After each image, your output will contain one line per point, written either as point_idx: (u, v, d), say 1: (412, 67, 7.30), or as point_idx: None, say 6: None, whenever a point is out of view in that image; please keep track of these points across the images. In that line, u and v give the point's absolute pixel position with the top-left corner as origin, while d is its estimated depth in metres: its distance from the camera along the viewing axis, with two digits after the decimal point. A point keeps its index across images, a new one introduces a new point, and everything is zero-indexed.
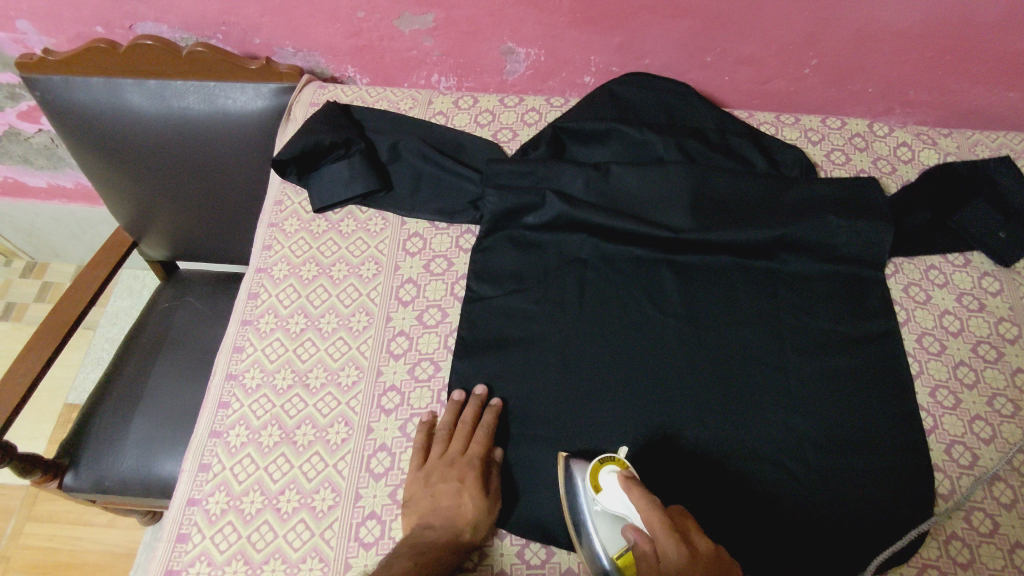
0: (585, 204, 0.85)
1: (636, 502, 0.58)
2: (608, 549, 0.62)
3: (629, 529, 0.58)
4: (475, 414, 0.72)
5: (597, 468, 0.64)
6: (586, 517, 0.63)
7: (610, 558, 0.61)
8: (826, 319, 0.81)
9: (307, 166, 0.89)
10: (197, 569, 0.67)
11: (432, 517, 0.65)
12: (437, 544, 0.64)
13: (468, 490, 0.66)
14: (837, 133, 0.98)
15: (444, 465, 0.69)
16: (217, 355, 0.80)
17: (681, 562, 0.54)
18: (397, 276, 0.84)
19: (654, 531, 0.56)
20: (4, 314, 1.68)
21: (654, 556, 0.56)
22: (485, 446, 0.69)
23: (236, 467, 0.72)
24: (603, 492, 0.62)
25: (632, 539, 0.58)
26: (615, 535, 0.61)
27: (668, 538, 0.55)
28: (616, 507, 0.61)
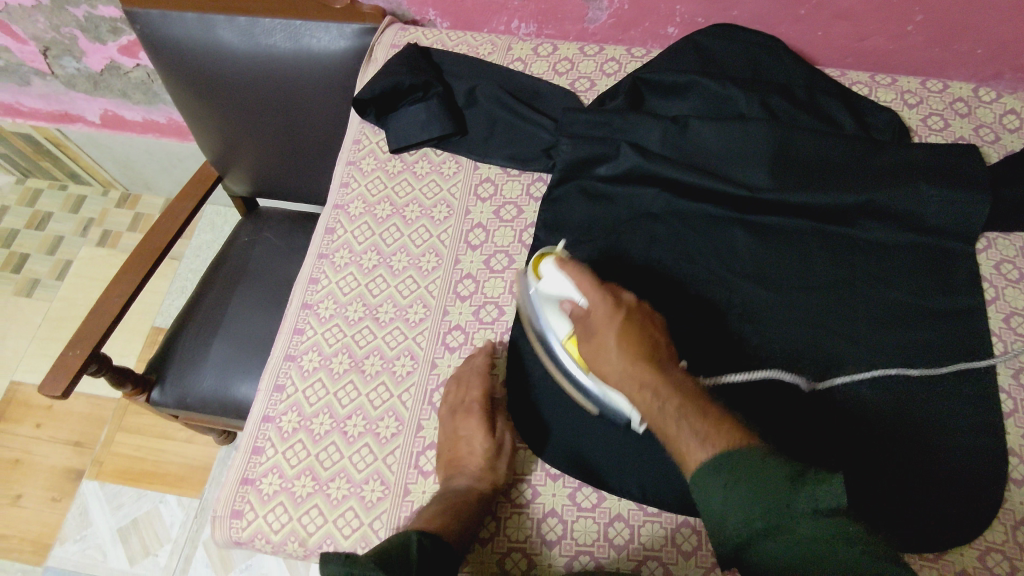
0: (661, 158, 0.84)
1: (569, 275, 0.66)
2: (558, 335, 0.69)
3: (567, 304, 0.67)
4: (470, 363, 0.75)
5: (538, 261, 0.71)
6: (540, 305, 0.70)
7: (562, 348, 0.69)
8: (907, 291, 0.77)
9: (384, 108, 0.90)
10: (269, 480, 0.72)
11: (455, 466, 0.69)
12: (463, 491, 0.66)
13: (478, 436, 0.69)
14: (937, 97, 0.92)
15: (452, 414, 0.71)
16: (295, 285, 0.84)
17: (610, 323, 0.63)
18: (467, 221, 0.86)
19: (585, 289, 0.65)
20: (101, 240, 1.81)
21: (586, 314, 0.65)
22: (487, 390, 0.72)
23: (308, 390, 0.77)
24: (543, 278, 0.69)
25: (571, 310, 0.67)
26: (559, 316, 0.69)
27: (593, 289, 0.65)
28: (556, 289, 0.67)
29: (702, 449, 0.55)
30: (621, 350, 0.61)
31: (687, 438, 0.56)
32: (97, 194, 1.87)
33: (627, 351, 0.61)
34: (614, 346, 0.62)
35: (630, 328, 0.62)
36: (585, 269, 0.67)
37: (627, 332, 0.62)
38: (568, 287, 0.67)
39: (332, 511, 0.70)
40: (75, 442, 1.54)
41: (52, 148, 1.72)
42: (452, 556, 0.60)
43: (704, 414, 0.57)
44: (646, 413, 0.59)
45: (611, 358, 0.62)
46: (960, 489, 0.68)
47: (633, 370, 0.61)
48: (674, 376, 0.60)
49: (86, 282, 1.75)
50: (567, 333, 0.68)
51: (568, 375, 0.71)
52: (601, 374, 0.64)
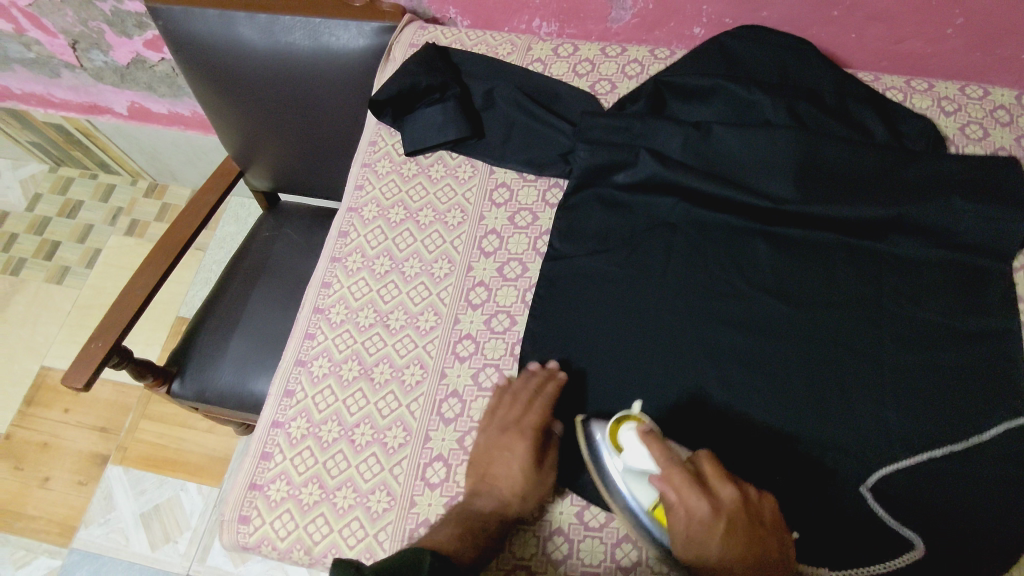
0: (681, 166, 0.81)
1: (657, 458, 0.60)
2: (641, 503, 0.63)
3: (655, 481, 0.60)
4: (540, 383, 0.71)
5: (616, 428, 0.65)
6: (611, 476, 0.64)
7: (646, 514, 0.63)
8: (936, 311, 0.74)
9: (400, 109, 0.89)
10: (277, 486, 0.73)
11: (482, 485, 0.67)
12: (482, 511, 0.65)
13: (517, 462, 0.67)
14: (977, 104, 0.87)
15: (497, 433, 0.70)
16: (307, 289, 0.84)
17: (712, 518, 0.58)
18: (481, 227, 0.84)
19: (674, 482, 0.59)
20: (129, 230, 1.84)
21: (679, 484, 0.59)
22: (542, 417, 0.69)
23: (318, 396, 0.77)
24: (622, 451, 0.63)
25: (659, 492, 0.60)
26: (643, 484, 0.63)
27: (672, 463, 0.60)
28: (638, 463, 0.62)
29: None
30: (724, 545, 0.58)
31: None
32: (126, 184, 1.90)
33: (736, 542, 0.58)
34: (709, 509, 0.58)
35: (738, 530, 0.58)
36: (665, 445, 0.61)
37: (731, 540, 0.58)
38: (654, 466, 0.61)
39: (338, 520, 0.70)
40: (100, 428, 1.58)
41: (82, 138, 1.75)
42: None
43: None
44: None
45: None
46: (982, 522, 0.66)
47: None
48: (774, 557, 0.58)
49: (114, 270, 1.78)
50: (653, 501, 0.62)
51: (645, 536, 0.64)
52: (700, 560, 0.59)
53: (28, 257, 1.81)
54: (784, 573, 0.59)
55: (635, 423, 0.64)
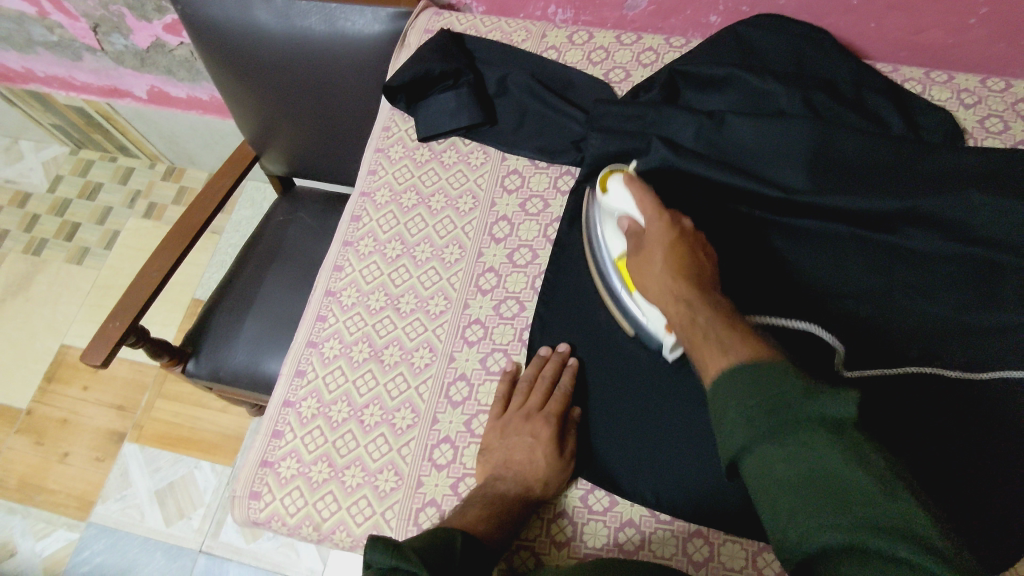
0: (693, 155, 0.81)
1: (634, 193, 0.70)
2: (613, 254, 0.72)
3: (625, 220, 0.71)
4: (554, 370, 0.72)
5: (606, 178, 0.75)
6: (599, 215, 0.74)
7: (613, 267, 0.72)
8: (946, 306, 0.74)
9: (413, 95, 0.89)
10: (287, 463, 0.74)
11: (505, 468, 0.67)
12: (506, 494, 0.65)
13: (542, 448, 0.67)
14: (998, 97, 0.86)
15: (520, 418, 0.70)
16: (320, 272, 0.85)
17: (661, 225, 0.66)
18: (492, 213, 0.85)
19: (645, 211, 0.69)
20: (147, 212, 1.86)
21: (641, 229, 0.69)
22: (563, 405, 0.70)
23: (328, 377, 0.78)
24: (608, 193, 0.73)
25: (627, 227, 0.70)
26: (615, 231, 0.72)
27: (651, 210, 0.68)
28: (618, 204, 0.72)
29: (720, 355, 0.53)
30: (668, 271, 0.63)
31: (713, 353, 0.54)
32: (145, 167, 1.93)
33: (671, 263, 0.63)
34: (663, 268, 0.63)
35: (679, 257, 0.64)
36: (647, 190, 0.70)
37: (676, 250, 0.64)
38: (629, 203, 0.70)
39: (346, 498, 0.71)
40: (118, 406, 1.61)
41: (102, 120, 1.77)
42: (486, 563, 0.60)
43: (735, 328, 0.55)
44: (680, 331, 0.60)
45: (654, 264, 0.65)
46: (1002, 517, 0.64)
47: (671, 282, 0.62)
48: (715, 303, 0.59)
49: (132, 252, 1.81)
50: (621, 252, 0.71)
51: (613, 295, 0.73)
52: (643, 286, 0.66)
53: (49, 238, 1.85)
54: (715, 303, 0.60)
55: (623, 175, 0.72)
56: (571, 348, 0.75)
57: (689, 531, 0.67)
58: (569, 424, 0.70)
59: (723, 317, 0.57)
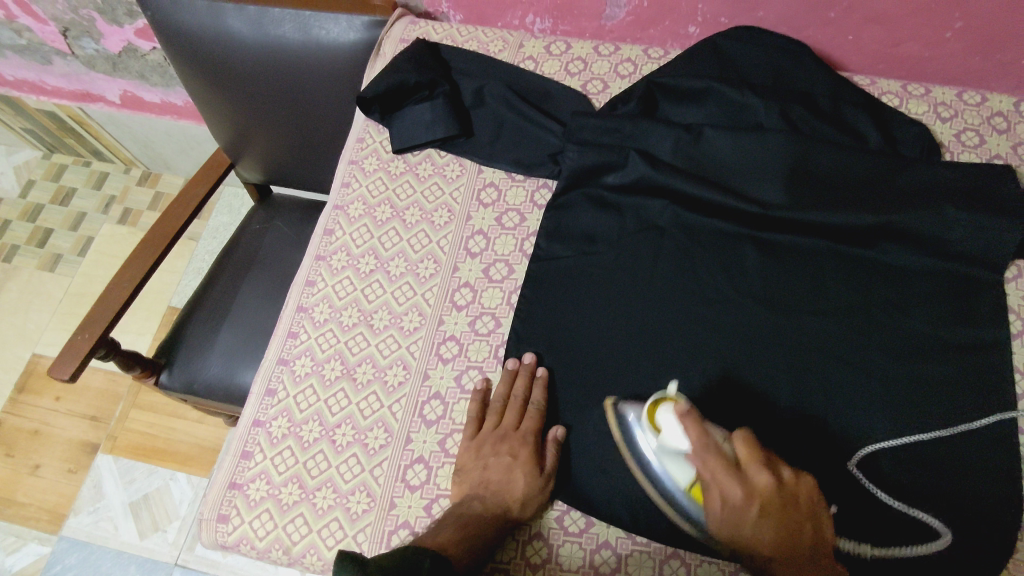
0: (670, 169, 0.81)
1: (692, 440, 0.57)
2: (658, 452, 0.61)
3: (687, 461, 0.59)
4: (527, 387, 0.72)
5: (654, 410, 0.62)
6: (647, 446, 0.62)
7: (675, 488, 0.61)
8: (924, 321, 0.73)
9: (388, 106, 0.88)
10: (257, 485, 0.72)
11: (481, 489, 0.66)
12: (482, 515, 0.64)
13: (520, 467, 0.66)
14: (974, 110, 0.86)
15: (496, 438, 0.69)
16: (291, 287, 0.83)
17: (744, 502, 0.56)
18: (468, 227, 0.83)
19: (716, 476, 0.57)
20: (122, 218, 1.83)
21: (705, 472, 0.58)
22: (539, 423, 0.70)
23: (299, 396, 0.76)
24: (662, 434, 0.60)
25: (695, 478, 0.59)
26: (677, 464, 0.60)
27: (709, 449, 0.57)
28: (675, 444, 0.59)
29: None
30: (756, 511, 0.56)
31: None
32: (119, 172, 1.89)
33: (761, 517, 0.56)
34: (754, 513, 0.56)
35: (767, 509, 0.56)
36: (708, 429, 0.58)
37: (766, 521, 0.56)
38: (685, 447, 0.59)
39: (317, 521, 0.69)
40: (91, 417, 1.57)
41: (75, 125, 1.74)
42: None
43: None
44: (761, 561, 0.57)
45: (741, 525, 0.57)
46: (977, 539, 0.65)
47: (755, 527, 0.56)
48: (806, 535, 0.57)
49: (106, 259, 1.77)
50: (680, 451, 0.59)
51: (656, 481, 0.62)
52: (710, 502, 0.58)
53: (21, 244, 1.80)
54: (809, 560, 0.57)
55: (673, 405, 0.60)
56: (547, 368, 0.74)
57: (665, 553, 0.66)
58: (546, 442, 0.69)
59: (804, 558, 0.56)
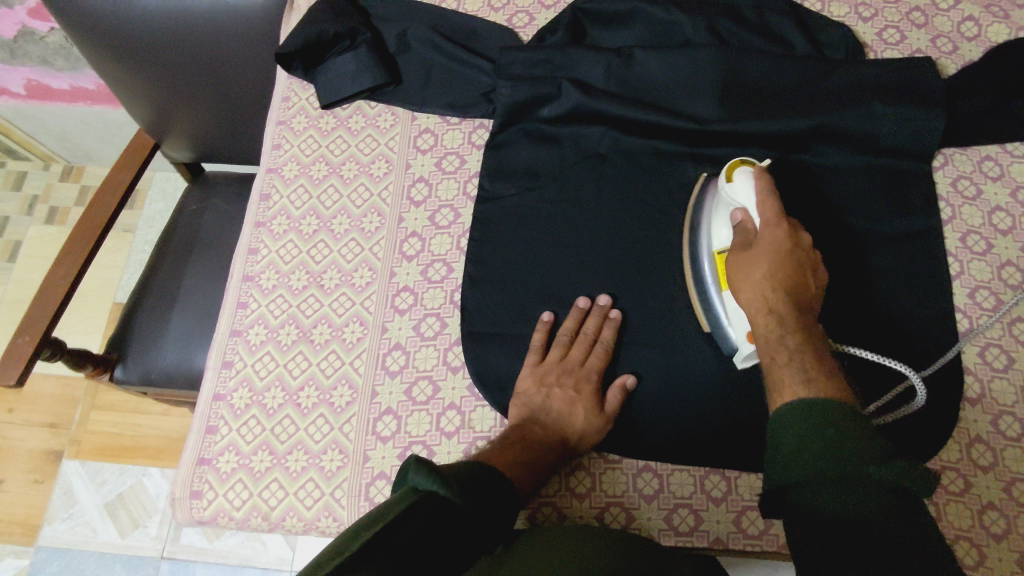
0: (603, 94, 0.81)
1: (758, 188, 0.65)
2: (711, 245, 0.70)
3: (739, 212, 0.66)
4: (597, 326, 0.71)
5: (735, 165, 0.69)
6: (716, 205, 0.70)
7: (710, 258, 0.70)
8: (861, 215, 0.76)
9: (310, 60, 0.84)
10: (226, 458, 0.71)
11: (544, 416, 0.67)
12: (541, 440, 0.66)
13: (583, 401, 0.68)
14: (893, 8, 0.87)
15: (559, 370, 0.70)
16: (233, 257, 0.80)
17: (779, 236, 0.63)
18: (408, 175, 0.82)
19: (766, 207, 0.64)
20: (49, 218, 1.74)
21: (754, 231, 0.65)
22: (605, 361, 0.70)
23: (257, 364, 0.74)
24: (733, 182, 0.68)
25: (739, 221, 0.66)
26: (723, 225, 0.69)
27: (771, 208, 0.64)
28: (739, 196, 0.67)
29: (799, 392, 0.54)
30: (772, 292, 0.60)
31: (795, 378, 0.55)
32: (38, 169, 1.78)
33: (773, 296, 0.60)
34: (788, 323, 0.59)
35: (785, 255, 0.62)
36: (776, 188, 0.65)
37: (783, 257, 0.62)
38: (752, 199, 0.66)
39: (292, 484, 0.69)
40: (49, 424, 1.52)
41: None
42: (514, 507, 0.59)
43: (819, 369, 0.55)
44: (762, 344, 0.59)
45: (753, 277, 0.62)
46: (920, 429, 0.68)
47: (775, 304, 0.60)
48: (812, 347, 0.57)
49: (40, 261, 1.69)
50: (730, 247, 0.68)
51: (701, 289, 0.70)
52: (735, 286, 0.64)
53: None
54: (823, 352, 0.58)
55: (744, 199, 0.67)
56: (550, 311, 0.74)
57: (636, 468, 0.69)
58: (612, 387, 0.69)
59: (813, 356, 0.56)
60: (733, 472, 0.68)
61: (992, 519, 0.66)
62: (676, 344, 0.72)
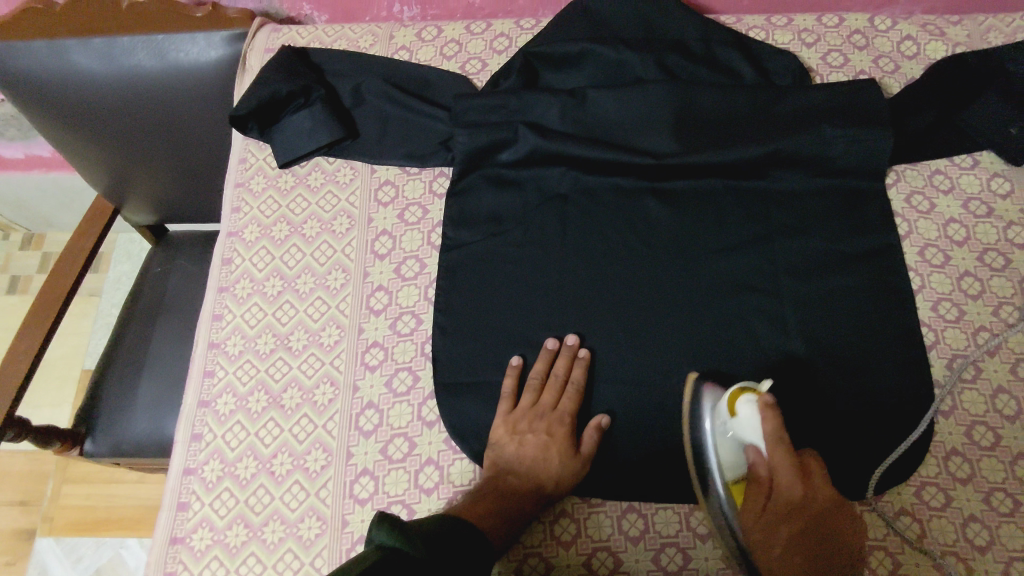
0: (560, 135, 0.81)
1: (769, 431, 0.61)
2: (726, 476, 0.64)
3: (752, 452, 0.63)
4: (566, 367, 0.71)
5: (735, 395, 0.64)
6: (711, 419, 0.65)
7: (721, 480, 0.64)
8: (820, 236, 0.77)
9: (265, 120, 0.84)
10: (201, 534, 0.68)
11: (517, 464, 0.67)
12: (516, 489, 0.66)
13: (556, 446, 0.67)
14: (834, 32, 0.90)
15: (530, 415, 0.69)
16: (197, 324, 0.79)
17: (796, 492, 0.61)
18: (371, 229, 0.81)
19: (779, 447, 0.61)
20: (10, 288, 1.70)
21: (770, 478, 0.62)
22: (576, 402, 0.69)
23: (227, 434, 0.72)
24: (737, 417, 0.63)
25: (752, 459, 0.63)
26: (733, 455, 0.64)
27: (784, 455, 0.61)
28: (748, 432, 0.63)
29: None
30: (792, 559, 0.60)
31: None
32: None
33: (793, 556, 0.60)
34: (801, 496, 0.61)
35: (802, 518, 0.61)
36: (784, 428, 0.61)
37: (803, 537, 0.60)
38: (761, 437, 0.62)
39: (270, 556, 0.67)
40: (20, 502, 1.47)
41: None
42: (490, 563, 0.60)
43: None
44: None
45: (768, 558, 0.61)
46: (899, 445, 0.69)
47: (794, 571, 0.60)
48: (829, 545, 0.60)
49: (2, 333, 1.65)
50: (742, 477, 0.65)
51: (707, 488, 0.64)
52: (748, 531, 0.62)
53: None
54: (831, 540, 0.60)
55: (755, 396, 0.62)
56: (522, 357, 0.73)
57: (620, 509, 0.69)
58: (587, 427, 0.69)
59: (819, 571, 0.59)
60: None
61: (975, 531, 0.66)
62: (651, 381, 0.72)
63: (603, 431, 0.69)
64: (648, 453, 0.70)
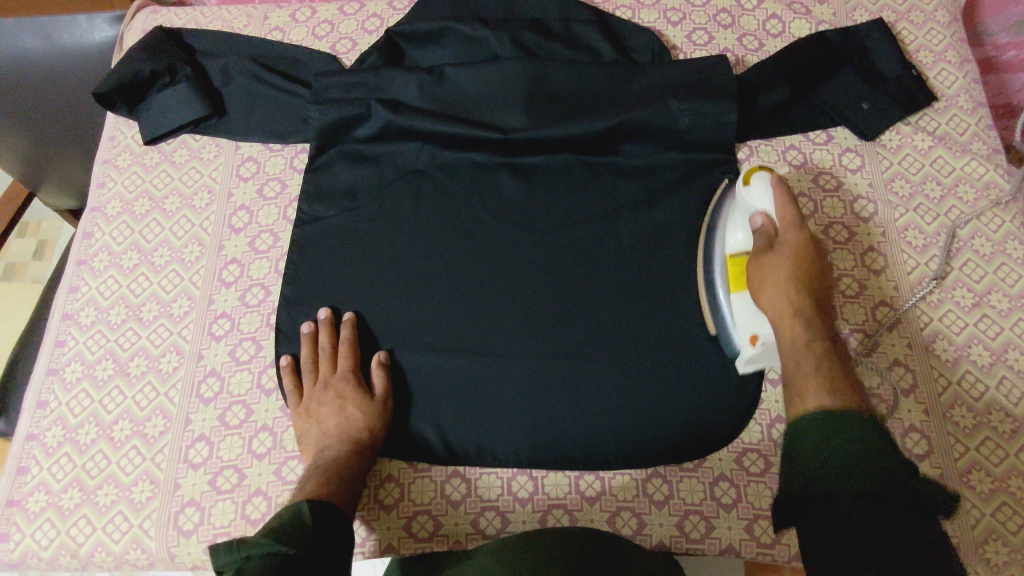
0: (412, 111, 0.82)
1: (777, 198, 0.63)
2: (726, 247, 0.69)
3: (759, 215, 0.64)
4: (332, 334, 0.74)
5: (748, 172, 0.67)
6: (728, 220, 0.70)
7: (723, 262, 0.70)
8: (666, 209, 0.78)
9: (132, 99, 0.86)
10: (36, 498, 0.70)
11: (327, 438, 0.68)
12: (338, 456, 0.66)
13: (351, 403, 0.70)
14: (701, 11, 0.91)
15: (318, 392, 0.71)
16: (56, 298, 0.81)
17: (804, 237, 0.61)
18: (230, 204, 0.83)
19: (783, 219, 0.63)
20: None
21: (776, 230, 0.63)
22: (352, 359, 0.72)
23: (72, 401, 0.74)
24: (750, 188, 0.66)
25: (758, 224, 0.64)
26: (739, 227, 0.67)
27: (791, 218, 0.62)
28: (758, 204, 0.65)
29: (825, 396, 0.51)
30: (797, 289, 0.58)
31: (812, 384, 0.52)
32: None
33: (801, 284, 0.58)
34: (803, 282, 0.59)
35: (806, 257, 0.60)
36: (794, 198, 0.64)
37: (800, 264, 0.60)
38: (770, 206, 0.64)
39: (101, 518, 0.69)
40: None
41: None
42: (342, 522, 0.60)
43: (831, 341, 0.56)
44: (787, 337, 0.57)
45: (778, 279, 0.59)
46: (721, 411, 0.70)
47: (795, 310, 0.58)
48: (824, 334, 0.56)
49: None
50: (742, 249, 0.67)
51: (710, 289, 0.71)
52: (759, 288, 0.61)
53: None
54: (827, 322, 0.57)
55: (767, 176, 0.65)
56: (293, 356, 0.74)
57: (447, 474, 0.70)
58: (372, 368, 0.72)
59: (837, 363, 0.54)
60: (539, 472, 0.70)
61: None
62: (484, 351, 0.73)
63: (387, 368, 0.72)
64: (480, 421, 0.71)
